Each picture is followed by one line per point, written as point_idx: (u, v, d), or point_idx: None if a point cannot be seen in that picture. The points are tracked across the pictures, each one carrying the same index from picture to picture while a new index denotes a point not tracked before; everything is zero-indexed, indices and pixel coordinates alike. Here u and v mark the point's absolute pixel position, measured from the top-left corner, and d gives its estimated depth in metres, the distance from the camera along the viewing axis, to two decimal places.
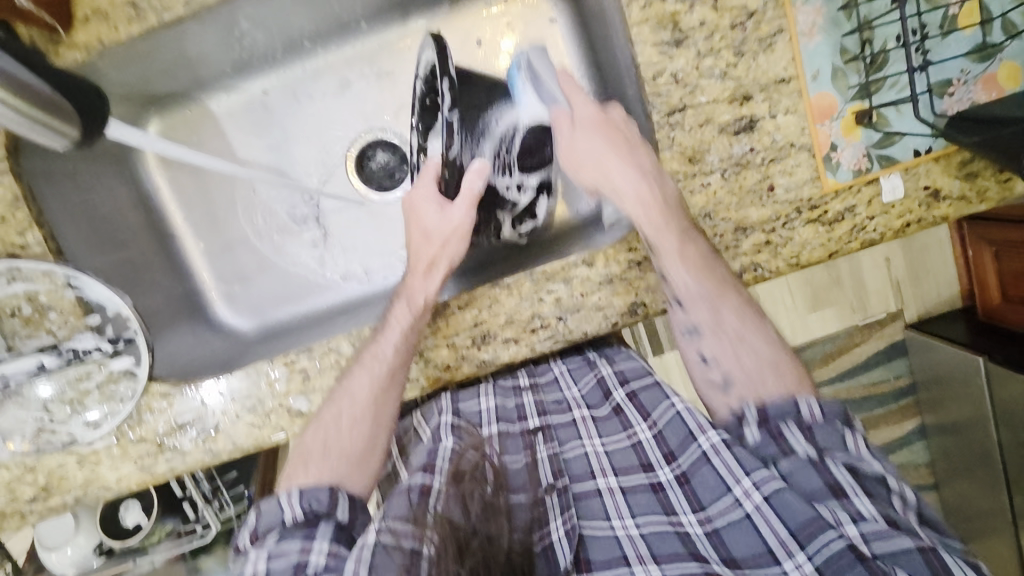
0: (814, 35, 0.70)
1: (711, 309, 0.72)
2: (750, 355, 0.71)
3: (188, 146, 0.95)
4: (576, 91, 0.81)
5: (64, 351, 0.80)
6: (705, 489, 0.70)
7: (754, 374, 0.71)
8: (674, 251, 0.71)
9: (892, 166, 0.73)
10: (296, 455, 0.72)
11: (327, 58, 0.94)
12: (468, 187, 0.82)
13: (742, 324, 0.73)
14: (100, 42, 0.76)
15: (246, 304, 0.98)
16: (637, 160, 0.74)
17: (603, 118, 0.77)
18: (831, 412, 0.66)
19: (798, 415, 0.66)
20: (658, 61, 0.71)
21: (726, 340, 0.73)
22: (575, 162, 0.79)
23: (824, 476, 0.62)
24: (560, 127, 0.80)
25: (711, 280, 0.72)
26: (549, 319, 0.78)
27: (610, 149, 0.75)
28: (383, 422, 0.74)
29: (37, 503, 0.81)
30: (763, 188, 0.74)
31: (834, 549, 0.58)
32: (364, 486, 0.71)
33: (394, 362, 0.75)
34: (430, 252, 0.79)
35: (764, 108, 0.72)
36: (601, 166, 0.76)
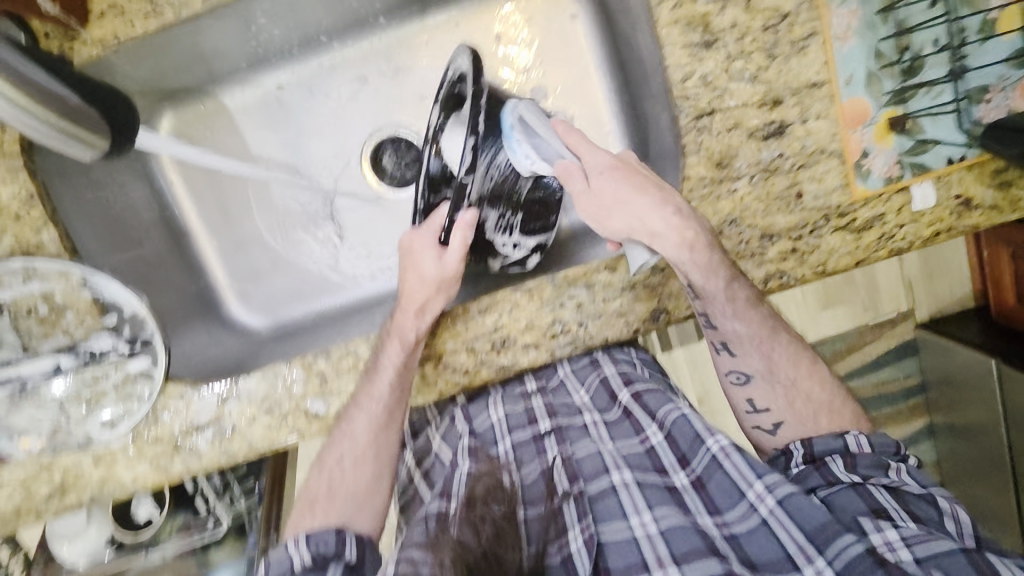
0: (848, 38, 0.68)
1: (765, 355, 0.73)
2: (789, 374, 0.74)
3: (200, 143, 0.94)
4: (581, 141, 0.74)
5: (81, 352, 0.80)
6: (721, 493, 0.71)
7: (801, 411, 0.73)
8: (723, 299, 0.71)
9: (924, 174, 0.71)
10: (303, 501, 0.73)
11: (344, 55, 0.92)
12: (460, 240, 0.75)
13: (791, 364, 0.74)
14: (116, 38, 0.76)
15: (260, 301, 0.97)
16: (667, 198, 0.69)
17: (621, 164, 0.71)
18: (883, 446, 0.70)
19: (845, 447, 0.70)
20: (687, 63, 0.70)
21: (780, 388, 0.74)
22: (601, 213, 0.70)
23: (867, 500, 0.65)
24: (571, 179, 0.72)
25: (759, 323, 0.73)
26: (569, 325, 0.77)
27: (635, 193, 0.69)
28: (385, 461, 0.75)
29: (52, 502, 0.81)
30: (791, 195, 0.72)
31: (851, 554, 0.60)
32: (371, 526, 0.72)
33: (389, 401, 0.74)
34: (421, 297, 0.74)
35: (795, 113, 0.70)
36: (629, 210, 0.69)
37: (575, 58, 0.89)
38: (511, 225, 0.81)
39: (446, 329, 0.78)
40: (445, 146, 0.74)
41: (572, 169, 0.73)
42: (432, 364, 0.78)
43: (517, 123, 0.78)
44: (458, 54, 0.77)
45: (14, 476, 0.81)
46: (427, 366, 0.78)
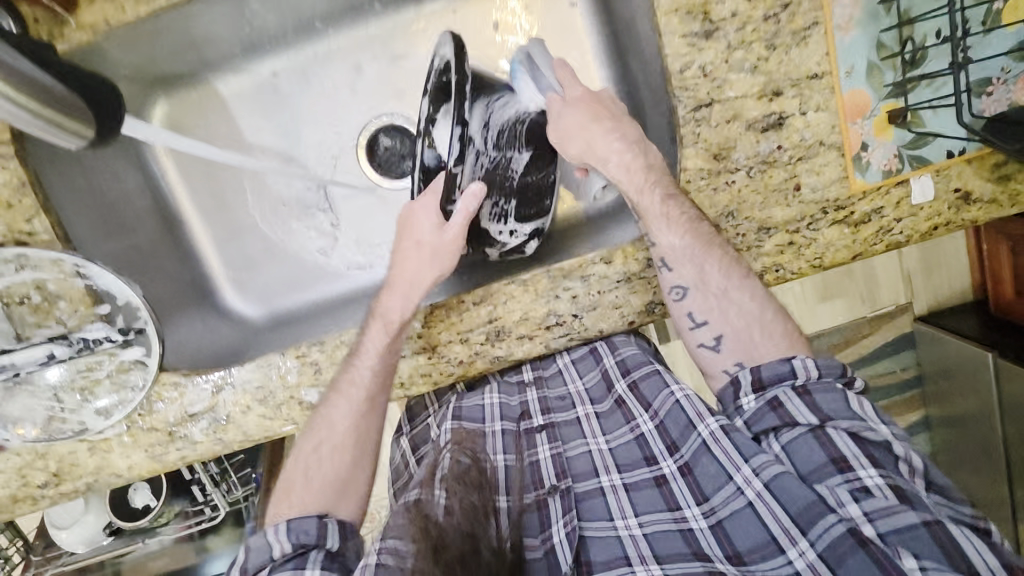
0: (850, 28, 0.67)
1: (698, 266, 0.70)
2: (737, 312, 0.70)
3: (194, 130, 0.92)
4: (570, 74, 0.76)
5: (75, 341, 0.79)
6: (707, 478, 0.67)
7: (735, 324, 0.70)
8: (658, 213, 0.70)
9: (923, 167, 0.70)
10: (279, 490, 0.70)
11: (339, 42, 0.91)
12: (462, 209, 0.71)
13: (724, 280, 0.70)
14: (106, 23, 0.75)
15: (254, 290, 0.96)
16: (625, 133, 0.72)
17: (590, 99, 0.74)
18: (829, 368, 0.66)
19: (794, 373, 0.66)
20: (686, 53, 0.69)
21: (712, 296, 0.71)
22: (562, 138, 0.73)
23: (828, 450, 0.61)
24: (549, 108, 0.74)
25: (696, 235, 0.70)
26: (564, 317, 0.77)
27: (592, 119, 0.72)
28: (366, 449, 0.72)
29: (48, 488, 0.82)
30: (789, 187, 0.72)
31: (834, 535, 0.56)
32: (353, 512, 0.68)
33: (371, 386, 0.73)
34: (408, 272, 0.74)
35: (795, 104, 0.69)
36: (586, 135, 0.72)
37: (574, 46, 0.87)
38: (506, 213, 0.77)
39: (441, 320, 0.78)
40: (435, 138, 0.67)
41: (555, 102, 0.75)
42: (426, 355, 0.78)
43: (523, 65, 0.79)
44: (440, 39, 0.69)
45: (10, 463, 0.81)
46: (422, 356, 0.78)
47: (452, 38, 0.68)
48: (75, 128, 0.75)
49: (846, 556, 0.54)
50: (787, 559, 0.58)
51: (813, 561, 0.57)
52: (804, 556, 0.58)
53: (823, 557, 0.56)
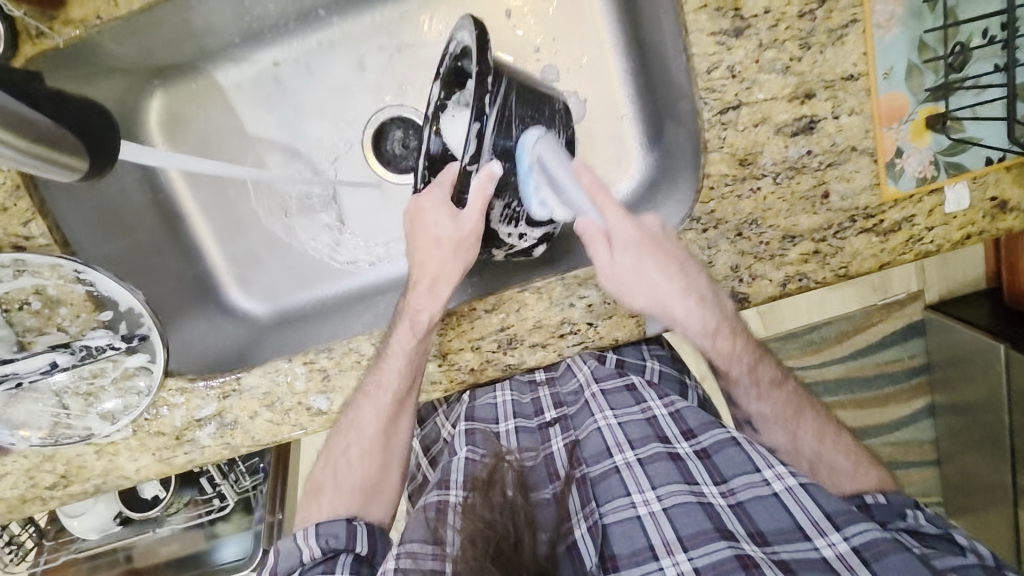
0: (891, 27, 0.62)
1: (789, 433, 0.76)
2: (829, 470, 0.75)
3: (193, 121, 0.89)
4: (605, 197, 0.69)
5: (77, 349, 0.76)
6: (729, 464, 0.72)
7: (823, 477, 0.75)
8: (747, 379, 0.75)
9: (959, 175, 0.67)
10: (309, 487, 0.75)
11: (344, 30, 0.86)
12: (478, 192, 0.68)
13: (821, 451, 0.75)
14: (98, 17, 0.71)
15: (260, 287, 0.94)
16: (691, 277, 0.67)
17: (645, 239, 0.67)
18: (898, 500, 0.71)
19: (863, 501, 0.72)
20: (714, 52, 0.64)
21: (806, 462, 0.76)
22: (622, 288, 0.68)
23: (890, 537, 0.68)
24: (594, 246, 0.69)
25: (784, 401, 0.76)
26: (578, 325, 0.75)
27: (661, 275, 0.67)
28: (393, 452, 0.75)
29: (57, 490, 0.81)
30: (817, 195, 0.68)
31: (873, 536, 0.61)
32: (382, 515, 0.73)
33: (399, 390, 0.72)
34: (434, 267, 0.71)
35: (828, 107, 0.66)
36: (648, 279, 0.67)
37: (591, 36, 0.83)
38: (518, 216, 0.74)
39: (452, 328, 0.76)
40: (448, 130, 0.66)
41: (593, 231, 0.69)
42: (436, 362, 0.76)
43: (537, 169, 0.71)
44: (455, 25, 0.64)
45: (18, 464, 0.81)
46: (432, 364, 0.76)
47: (472, 19, 0.61)
48: (64, 160, 0.65)
49: (890, 552, 0.59)
50: (815, 546, 0.63)
51: (843, 552, 0.61)
52: (833, 546, 0.62)
53: (858, 550, 0.60)
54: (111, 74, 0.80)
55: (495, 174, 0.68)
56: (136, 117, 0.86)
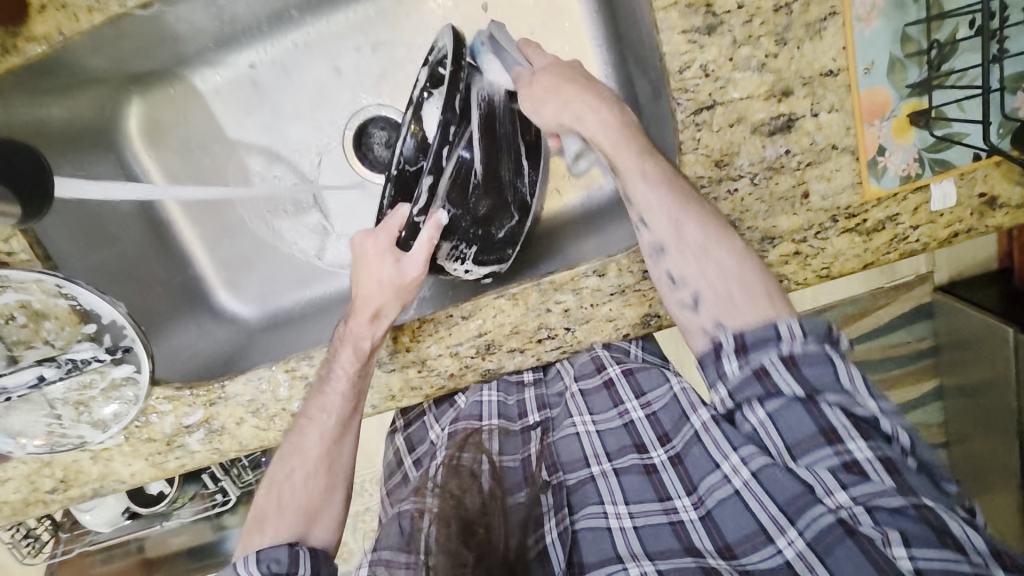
0: (872, 20, 0.60)
1: (674, 220, 0.64)
2: (716, 270, 0.64)
3: (173, 128, 0.89)
4: (538, 54, 0.72)
5: (63, 362, 0.77)
6: (696, 467, 0.70)
7: (726, 290, 0.63)
8: (633, 168, 0.65)
9: (946, 171, 0.65)
10: (252, 519, 0.70)
11: (320, 31, 0.85)
12: (425, 241, 0.67)
13: (714, 243, 0.64)
14: (61, 34, 0.69)
15: (249, 289, 0.94)
16: (598, 92, 0.68)
17: (560, 65, 0.70)
18: (814, 330, 0.59)
19: (778, 346, 0.58)
20: (686, 51, 0.62)
21: (692, 254, 0.64)
22: (535, 102, 0.68)
23: (818, 419, 0.56)
24: (517, 82, 0.69)
25: (676, 185, 0.65)
26: (556, 330, 0.74)
27: (565, 82, 0.67)
28: (339, 473, 0.72)
29: (57, 494, 0.84)
30: (796, 195, 0.66)
31: (823, 524, 0.55)
32: (327, 540, 0.70)
33: (344, 411, 0.72)
34: (383, 300, 0.69)
35: (806, 105, 0.63)
36: (562, 95, 0.67)
37: (570, 29, 0.81)
38: (465, 255, 0.72)
39: (428, 334, 0.76)
40: (427, 122, 0.60)
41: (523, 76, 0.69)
42: (416, 368, 0.77)
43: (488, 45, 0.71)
44: (442, 32, 0.62)
45: (19, 470, 0.83)
46: (411, 370, 0.77)
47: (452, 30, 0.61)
48: None
49: (835, 545, 0.54)
50: (777, 547, 0.59)
51: (801, 549, 0.57)
52: (792, 545, 0.58)
53: (811, 545, 0.56)
54: (88, 87, 0.79)
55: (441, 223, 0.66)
56: (115, 125, 0.85)
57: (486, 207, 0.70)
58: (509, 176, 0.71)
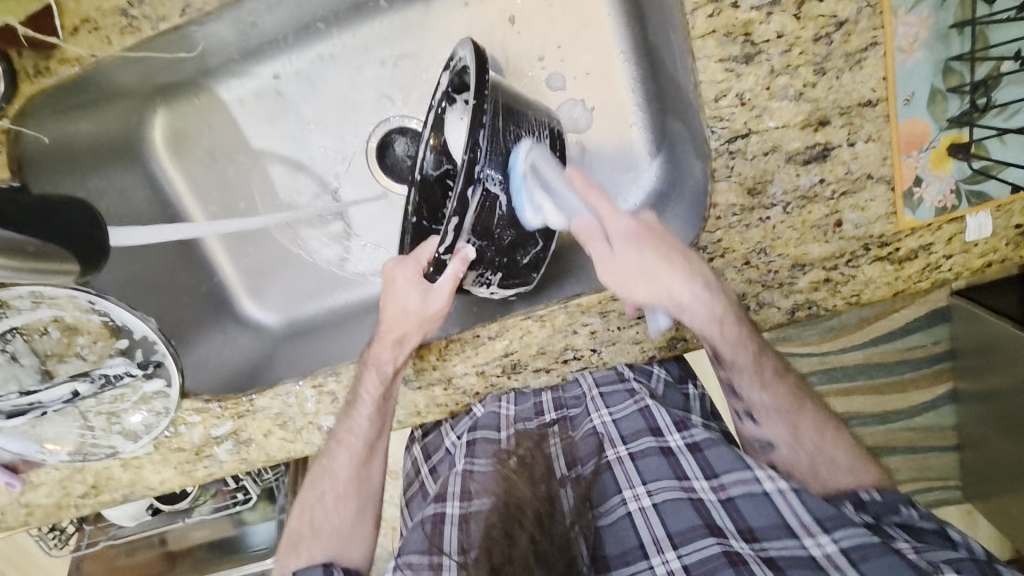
0: (914, 51, 0.59)
1: (789, 425, 0.70)
2: (828, 467, 0.69)
3: (199, 137, 0.87)
4: (600, 197, 0.65)
5: (96, 378, 0.80)
6: (720, 458, 0.69)
7: (824, 475, 0.69)
8: (749, 368, 0.69)
9: (983, 203, 0.64)
10: (287, 538, 0.74)
11: (347, 43, 0.83)
12: (451, 274, 0.66)
13: (820, 438, 0.70)
14: (94, 55, 0.69)
15: (274, 297, 0.93)
16: (694, 265, 0.65)
17: (644, 228, 0.66)
18: (893, 495, 0.66)
19: (859, 499, 0.67)
20: (723, 79, 0.61)
21: (804, 454, 0.69)
22: (625, 283, 0.65)
23: (876, 532, 0.65)
24: (590, 244, 0.65)
25: (785, 391, 0.70)
26: (582, 351, 0.75)
27: (661, 262, 0.64)
28: (368, 495, 0.76)
29: (88, 498, 0.86)
30: (829, 224, 0.66)
31: (863, 538, 0.59)
32: (361, 559, 0.74)
33: (369, 435, 0.74)
34: (406, 328, 0.71)
35: (843, 135, 0.62)
36: (653, 280, 0.65)
37: (597, 43, 0.79)
38: (489, 280, 0.71)
39: (455, 353, 0.76)
40: (449, 136, 0.63)
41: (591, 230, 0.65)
42: (442, 386, 0.78)
43: (530, 179, 0.64)
44: (456, 43, 0.62)
45: (52, 476, 0.85)
46: (438, 387, 0.78)
47: (472, 43, 0.59)
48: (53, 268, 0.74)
49: (875, 555, 0.58)
50: (803, 545, 0.61)
51: (831, 552, 0.59)
52: (821, 548, 0.60)
53: (845, 551, 0.59)
54: (114, 100, 0.78)
55: (469, 259, 0.65)
56: (140, 134, 0.84)
57: (510, 237, 0.67)
58: (534, 206, 0.67)
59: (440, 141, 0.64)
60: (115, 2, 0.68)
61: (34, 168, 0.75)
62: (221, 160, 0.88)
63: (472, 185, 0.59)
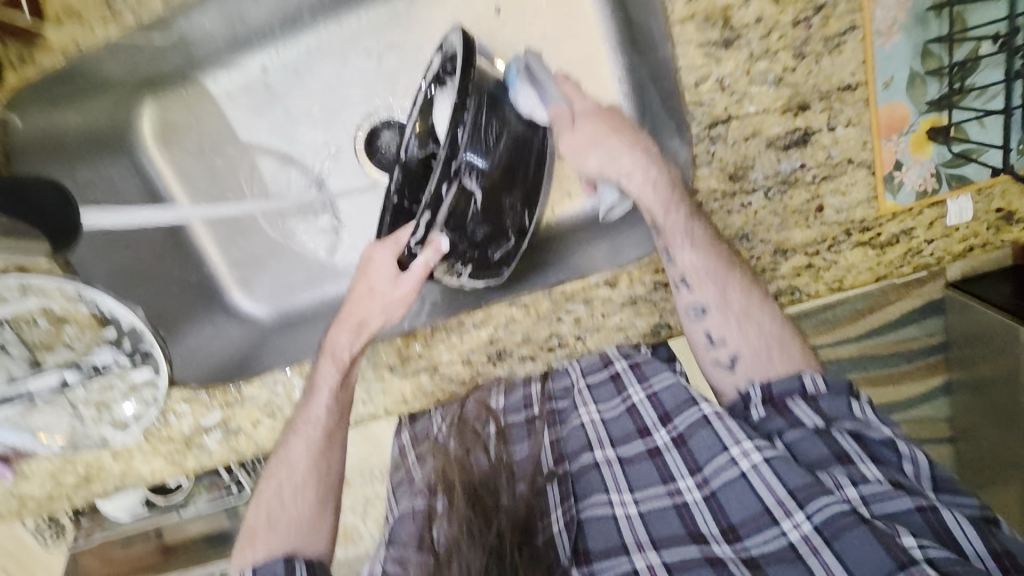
0: (892, 34, 0.59)
1: (720, 286, 0.66)
2: (756, 333, 0.67)
3: (186, 129, 0.86)
4: (577, 89, 0.69)
5: (85, 367, 0.82)
6: (703, 449, 0.67)
7: (761, 349, 0.67)
8: (683, 232, 0.65)
9: (962, 186, 0.64)
10: (244, 534, 0.72)
11: (333, 34, 0.83)
12: (422, 264, 0.67)
13: (752, 308, 0.67)
14: (78, 46, 0.71)
15: (262, 288, 0.92)
16: (645, 148, 0.67)
17: (606, 111, 0.68)
18: (837, 387, 0.65)
19: (803, 389, 0.65)
20: (702, 65, 0.62)
21: (733, 316, 0.67)
22: (579, 153, 0.68)
23: (830, 444, 0.62)
24: (557, 124, 0.68)
25: (719, 253, 0.66)
26: (566, 338, 0.76)
27: (610, 134, 0.67)
28: (327, 485, 0.73)
29: (80, 489, 0.87)
30: (810, 209, 0.66)
31: (834, 511, 0.56)
32: (321, 549, 0.71)
33: (328, 422, 0.74)
34: (369, 312, 0.72)
35: (823, 119, 0.63)
36: (604, 148, 0.67)
37: (583, 32, 0.79)
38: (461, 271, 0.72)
39: (441, 341, 0.77)
40: (435, 122, 0.65)
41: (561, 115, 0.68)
42: (428, 375, 0.78)
43: (524, 75, 0.68)
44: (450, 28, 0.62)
45: (43, 467, 0.86)
46: (424, 376, 0.78)
47: (462, 31, 0.60)
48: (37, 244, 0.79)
49: (847, 530, 0.55)
50: (781, 530, 0.59)
51: (808, 533, 0.57)
52: (798, 529, 0.58)
53: (819, 529, 0.56)
54: (100, 91, 0.78)
55: (440, 250, 0.66)
56: (127, 126, 0.82)
57: (483, 232, 0.68)
58: (511, 203, 0.70)
59: (427, 125, 0.65)
60: None
61: (23, 156, 0.77)
62: (208, 151, 0.87)
63: (449, 181, 0.59)
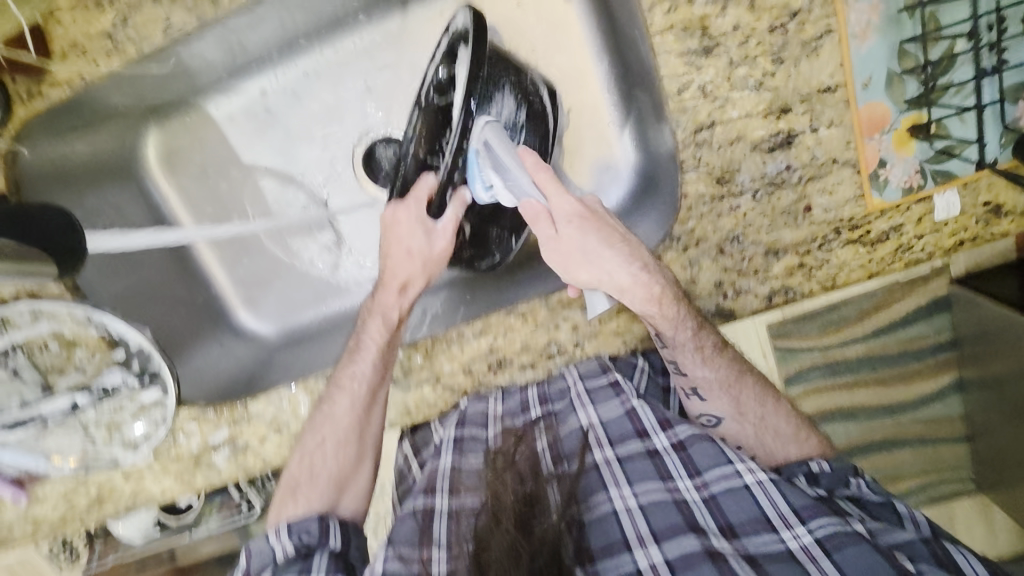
0: (867, 36, 0.61)
1: (733, 398, 0.74)
2: (772, 436, 0.74)
3: (191, 153, 0.89)
4: (548, 176, 0.68)
5: (95, 389, 0.84)
6: (704, 457, 0.72)
7: (770, 444, 0.75)
8: (693, 347, 0.71)
9: (949, 182, 0.65)
10: (283, 486, 0.71)
11: (328, 58, 0.86)
12: (451, 214, 0.74)
13: (760, 403, 0.74)
14: (83, 78, 0.73)
15: (268, 307, 0.94)
16: (636, 254, 0.67)
17: (587, 212, 0.68)
18: (842, 469, 0.72)
19: (808, 470, 0.72)
20: (684, 73, 0.63)
21: (748, 425, 0.75)
22: (567, 264, 0.67)
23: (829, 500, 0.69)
24: (537, 224, 0.68)
25: (728, 365, 0.73)
26: (566, 345, 0.78)
27: (601, 243, 0.66)
28: (367, 442, 0.74)
29: (92, 511, 0.87)
30: (799, 209, 0.67)
31: (835, 529, 0.63)
32: (355, 510, 0.73)
33: (372, 381, 0.73)
34: (407, 272, 0.73)
35: (805, 121, 0.64)
36: (592, 265, 0.67)
37: None
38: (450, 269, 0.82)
39: (442, 352, 0.78)
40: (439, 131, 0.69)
41: (537, 210, 0.68)
42: (430, 385, 0.79)
43: (481, 151, 0.70)
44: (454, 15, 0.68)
45: (56, 489, 0.87)
46: (428, 387, 0.79)
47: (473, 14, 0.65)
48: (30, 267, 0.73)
49: (847, 544, 0.61)
50: (780, 537, 0.64)
51: (807, 543, 0.63)
52: (798, 539, 0.63)
53: (820, 541, 0.62)
54: (109, 120, 0.81)
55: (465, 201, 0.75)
56: (136, 154, 0.86)
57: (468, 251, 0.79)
58: (497, 231, 0.79)
59: (430, 130, 0.69)
60: (100, 26, 0.72)
61: (33, 185, 0.78)
62: (213, 172, 0.90)
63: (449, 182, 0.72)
